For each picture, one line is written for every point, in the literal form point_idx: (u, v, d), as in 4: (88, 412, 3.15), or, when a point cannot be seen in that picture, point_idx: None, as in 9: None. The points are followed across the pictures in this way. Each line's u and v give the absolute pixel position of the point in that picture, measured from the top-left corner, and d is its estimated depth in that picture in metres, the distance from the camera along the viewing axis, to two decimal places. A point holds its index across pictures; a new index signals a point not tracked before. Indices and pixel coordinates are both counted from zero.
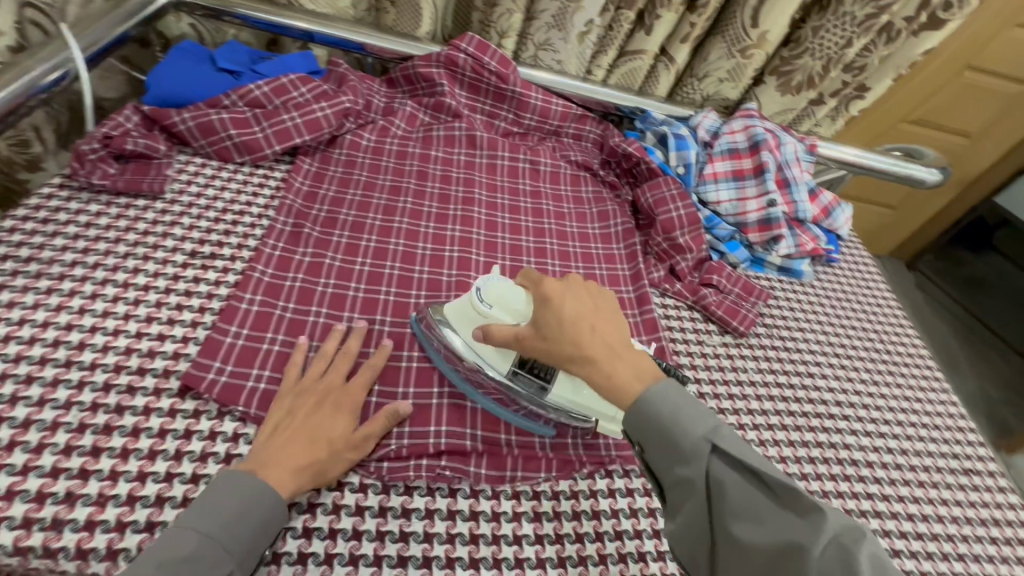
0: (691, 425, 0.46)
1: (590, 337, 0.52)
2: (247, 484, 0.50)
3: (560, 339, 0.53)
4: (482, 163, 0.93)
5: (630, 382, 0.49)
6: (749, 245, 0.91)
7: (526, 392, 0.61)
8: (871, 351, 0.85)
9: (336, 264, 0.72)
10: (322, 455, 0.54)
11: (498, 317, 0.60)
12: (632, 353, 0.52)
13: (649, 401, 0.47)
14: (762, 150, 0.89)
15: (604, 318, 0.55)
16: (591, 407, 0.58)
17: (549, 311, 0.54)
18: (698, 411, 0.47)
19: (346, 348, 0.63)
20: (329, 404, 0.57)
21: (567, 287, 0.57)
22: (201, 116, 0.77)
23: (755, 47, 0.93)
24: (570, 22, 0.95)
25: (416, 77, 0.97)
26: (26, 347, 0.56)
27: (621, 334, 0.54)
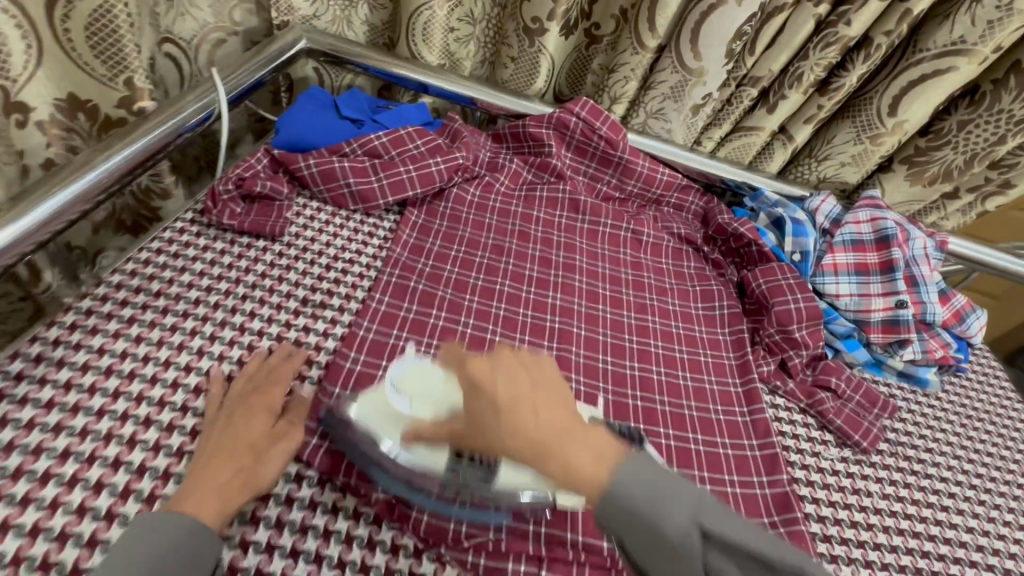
0: (676, 518, 0.39)
1: (532, 422, 0.43)
2: (166, 522, 0.45)
3: (499, 434, 0.43)
4: (583, 228, 0.92)
5: (600, 478, 0.40)
6: (869, 344, 0.83)
7: (472, 482, 0.55)
8: (1017, 488, 0.75)
9: (440, 325, 0.72)
10: (247, 461, 0.52)
11: (417, 410, 0.54)
12: (586, 430, 0.43)
13: (620, 491, 0.40)
14: (893, 245, 0.82)
15: (542, 394, 0.45)
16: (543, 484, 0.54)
17: (482, 401, 0.44)
18: (674, 494, 0.40)
19: (264, 360, 0.62)
20: (241, 410, 0.56)
21: (495, 361, 0.46)
22: (324, 163, 0.79)
23: (888, 135, 0.88)
24: (688, 95, 0.91)
25: (524, 136, 0.96)
26: (148, 387, 0.57)
27: (565, 406, 0.45)
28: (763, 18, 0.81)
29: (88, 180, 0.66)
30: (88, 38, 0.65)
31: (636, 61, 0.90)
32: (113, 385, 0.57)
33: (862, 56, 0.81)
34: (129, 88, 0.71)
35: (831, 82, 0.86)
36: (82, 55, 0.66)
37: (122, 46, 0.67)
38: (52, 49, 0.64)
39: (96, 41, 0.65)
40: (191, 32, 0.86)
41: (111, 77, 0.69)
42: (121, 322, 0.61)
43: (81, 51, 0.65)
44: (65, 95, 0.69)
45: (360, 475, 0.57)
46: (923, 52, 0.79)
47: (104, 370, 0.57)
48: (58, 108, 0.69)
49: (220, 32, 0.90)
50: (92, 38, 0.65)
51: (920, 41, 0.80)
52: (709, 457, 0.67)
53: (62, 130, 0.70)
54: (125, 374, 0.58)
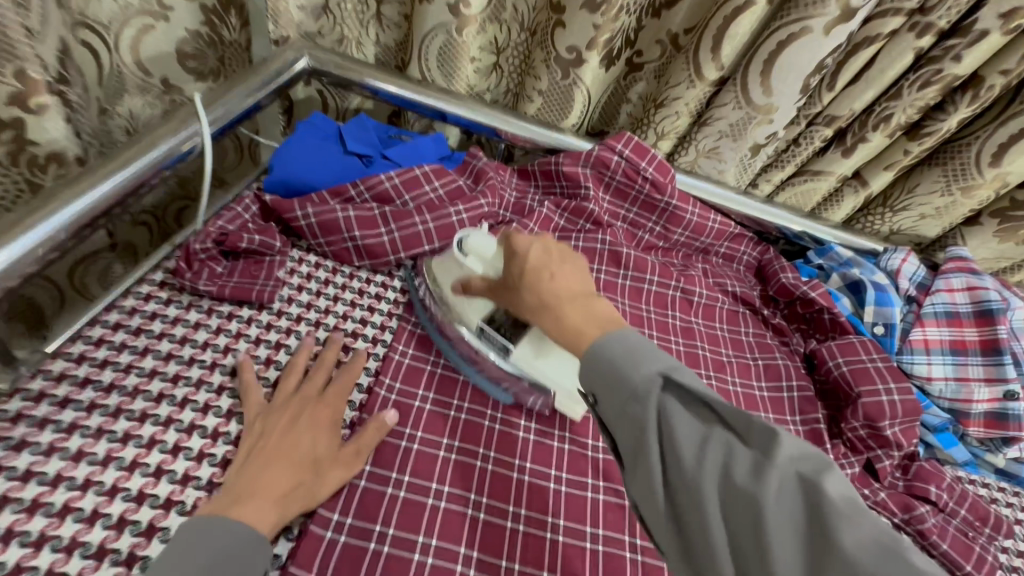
0: (642, 372, 0.39)
1: (548, 285, 0.49)
2: (221, 529, 0.43)
3: (521, 293, 0.50)
4: (625, 286, 0.79)
5: (586, 330, 0.44)
6: (964, 436, 0.70)
7: (492, 353, 0.60)
8: None
9: (463, 419, 0.59)
10: (308, 478, 0.49)
11: (473, 266, 0.60)
12: (591, 299, 0.47)
13: (601, 342, 0.42)
14: (998, 322, 0.70)
15: (570, 269, 0.51)
16: (549, 378, 0.58)
17: (514, 262, 0.52)
18: (652, 349, 0.41)
19: (322, 359, 0.58)
20: (307, 417, 0.53)
21: (538, 240, 0.53)
22: (325, 213, 0.67)
23: (984, 187, 0.75)
24: (748, 134, 0.79)
25: (557, 175, 0.84)
26: (84, 529, 0.44)
27: (585, 284, 0.50)
28: (849, 50, 0.69)
29: (33, 236, 0.54)
30: None
31: (691, 95, 0.78)
32: (38, 527, 0.43)
33: (968, 97, 0.68)
34: (22, 80, 0.57)
35: (923, 125, 0.73)
36: None
37: (9, 27, 0.54)
38: None
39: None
40: (112, 15, 0.69)
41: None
42: (57, 431, 0.48)
43: None
44: None
45: None
46: None
47: (28, 504, 0.44)
48: None
49: (149, 16, 0.72)
50: None
51: None
52: None
53: None
54: (56, 509, 0.44)
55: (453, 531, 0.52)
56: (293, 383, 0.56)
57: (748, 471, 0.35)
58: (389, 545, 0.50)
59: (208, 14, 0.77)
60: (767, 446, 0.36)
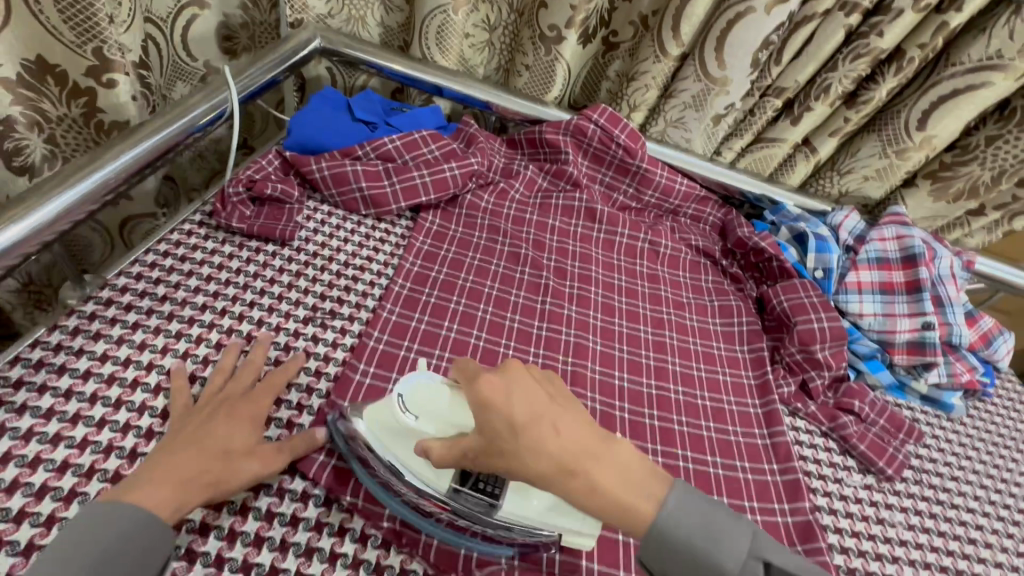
0: (734, 555, 0.45)
1: (557, 442, 0.44)
2: (118, 513, 0.45)
3: (520, 459, 0.43)
4: (600, 238, 0.89)
5: (626, 496, 0.44)
6: (891, 365, 0.80)
7: (474, 513, 0.53)
8: None
9: (453, 337, 0.70)
10: (217, 466, 0.50)
11: (428, 429, 0.52)
12: (601, 442, 0.46)
13: (669, 526, 0.45)
14: (920, 265, 0.80)
15: (564, 408, 0.46)
16: (548, 522, 0.51)
17: (494, 419, 0.45)
18: (726, 530, 0.45)
19: (251, 360, 0.61)
20: (224, 414, 0.54)
21: (512, 380, 0.46)
22: (336, 166, 0.78)
23: (915, 150, 0.85)
24: (709, 104, 0.89)
25: (541, 142, 0.94)
26: (150, 397, 0.57)
27: (588, 423, 0.46)
28: (791, 28, 0.79)
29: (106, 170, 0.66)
30: (58, 5, 0.64)
31: (657, 69, 0.88)
32: (115, 393, 0.56)
33: (894, 68, 0.79)
34: (99, 57, 0.69)
35: (860, 94, 0.83)
36: (52, 21, 0.65)
37: (94, 11, 0.65)
38: (25, 16, 0.65)
39: (66, 9, 0.65)
40: (167, 9, 0.83)
41: (80, 45, 0.67)
42: (125, 327, 0.61)
43: (49, 15, 0.65)
44: (34, 56, 0.68)
45: (368, 498, 0.55)
46: (955, 66, 0.77)
47: (106, 377, 0.57)
48: (27, 70, 0.69)
49: (195, 7, 0.85)
50: (62, 5, 0.64)
51: (953, 54, 0.77)
52: (728, 481, 0.65)
53: (30, 91, 0.70)
54: (128, 383, 0.57)
55: None
56: (220, 378, 0.59)
57: None
58: None
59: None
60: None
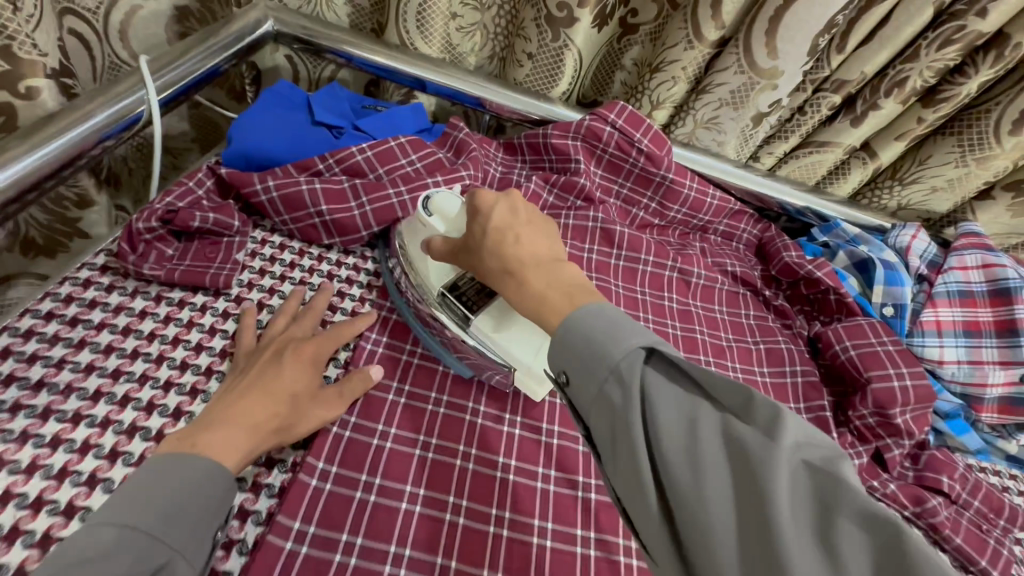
0: (615, 341, 0.37)
1: (515, 248, 0.46)
2: (186, 463, 0.41)
3: (483, 252, 0.47)
4: (619, 266, 0.74)
5: (557, 298, 0.42)
6: (976, 423, 0.66)
7: (452, 321, 0.55)
8: None
9: (441, 414, 0.55)
10: (284, 410, 0.48)
11: (435, 226, 0.56)
12: (560, 264, 0.45)
13: (579, 318, 0.40)
14: (1016, 302, 0.65)
15: (537, 230, 0.48)
16: (508, 348, 0.53)
17: (477, 222, 0.49)
18: (636, 325, 0.39)
19: (312, 306, 0.57)
20: (290, 356, 0.51)
21: (505, 199, 0.50)
22: (287, 186, 0.60)
23: (1001, 158, 0.70)
24: (752, 102, 0.73)
25: (546, 148, 0.78)
26: (2, 547, 0.40)
27: (554, 247, 0.47)
28: (862, 7, 0.63)
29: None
30: None
31: (689, 58, 0.72)
32: None
33: (992, 57, 0.63)
34: (10, 60, 0.56)
35: (940, 91, 0.68)
36: None
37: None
38: None
39: None
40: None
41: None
42: None
43: None
44: None
45: None
46: None
47: None
48: None
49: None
50: None
51: None
52: None
53: None
54: None
55: (428, 541, 0.47)
56: (278, 325, 0.55)
57: (745, 453, 0.32)
58: (356, 557, 0.46)
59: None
60: (765, 421, 0.32)
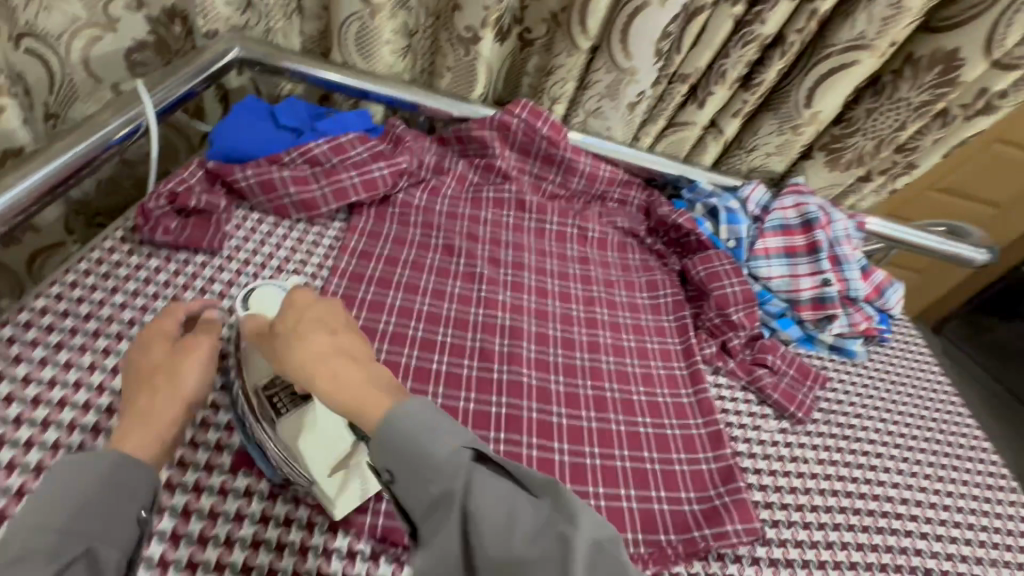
0: (440, 446, 0.43)
1: (329, 341, 0.50)
2: (90, 459, 0.45)
3: (291, 348, 0.50)
4: (531, 227, 0.94)
5: (370, 394, 0.46)
6: (801, 321, 0.89)
7: (258, 412, 0.59)
8: (931, 441, 0.83)
9: (390, 329, 0.73)
10: (161, 383, 0.54)
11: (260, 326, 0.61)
12: (369, 362, 0.50)
13: (390, 422, 0.44)
14: (816, 228, 0.89)
15: (346, 329, 0.52)
16: (305, 455, 0.58)
17: (292, 318, 0.53)
18: (448, 428, 0.44)
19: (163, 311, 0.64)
20: (139, 348, 0.59)
21: (323, 302, 0.55)
22: (263, 173, 0.78)
23: (806, 125, 0.94)
24: (622, 93, 0.95)
25: (468, 139, 0.98)
26: (81, 413, 0.58)
27: (356, 341, 0.52)
28: (687, 18, 0.85)
29: None
30: None
31: (572, 63, 0.94)
32: (42, 415, 0.56)
33: (778, 53, 0.87)
34: None
35: (752, 77, 0.92)
36: None
37: None
38: None
39: None
40: (61, 27, 0.78)
41: None
42: (47, 348, 0.61)
43: None
44: None
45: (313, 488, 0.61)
46: (830, 47, 0.85)
47: (32, 399, 0.57)
48: None
49: (97, 29, 0.82)
50: None
51: (828, 36, 0.86)
52: (657, 438, 0.71)
53: None
54: (55, 403, 0.58)
55: None
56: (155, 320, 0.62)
57: (549, 547, 0.40)
58: None
59: (154, 24, 0.90)
60: (565, 511, 0.41)
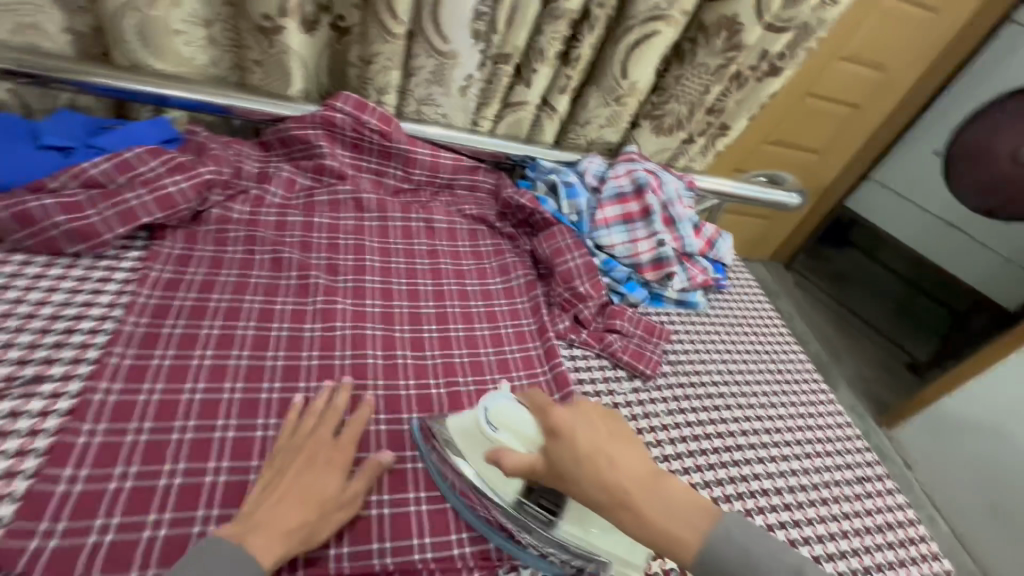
0: (773, 570, 0.50)
1: (615, 473, 0.51)
2: (226, 546, 0.49)
3: (581, 485, 0.51)
4: (373, 227, 0.89)
5: (679, 531, 0.50)
6: (647, 283, 0.94)
7: (534, 526, 0.59)
8: (765, 373, 0.92)
9: (207, 363, 0.65)
10: (314, 518, 0.54)
11: (505, 441, 0.57)
12: (658, 481, 0.53)
13: (712, 546, 0.50)
14: (647, 192, 0.94)
15: (621, 445, 0.54)
16: (607, 549, 0.58)
17: (562, 446, 0.53)
18: (767, 546, 0.51)
19: (333, 405, 0.63)
20: (316, 460, 0.58)
21: (575, 412, 0.55)
22: (16, 205, 0.66)
23: (628, 96, 0.98)
24: (449, 78, 0.93)
25: (290, 140, 0.90)
26: None
27: (642, 460, 0.54)
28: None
29: None
30: None
31: (390, 50, 0.89)
32: None
33: (587, 27, 0.90)
34: None
35: (570, 52, 0.94)
36: None
37: None
38: None
39: None
40: None
41: None
42: None
43: None
44: None
45: (106, 568, 0.49)
46: (631, 20, 0.89)
47: None
48: None
49: None
50: None
51: (627, 8, 0.89)
52: None
53: None
54: None
55: (201, 453, 0.58)
56: (291, 421, 0.62)
57: None
58: (132, 482, 0.54)
59: None
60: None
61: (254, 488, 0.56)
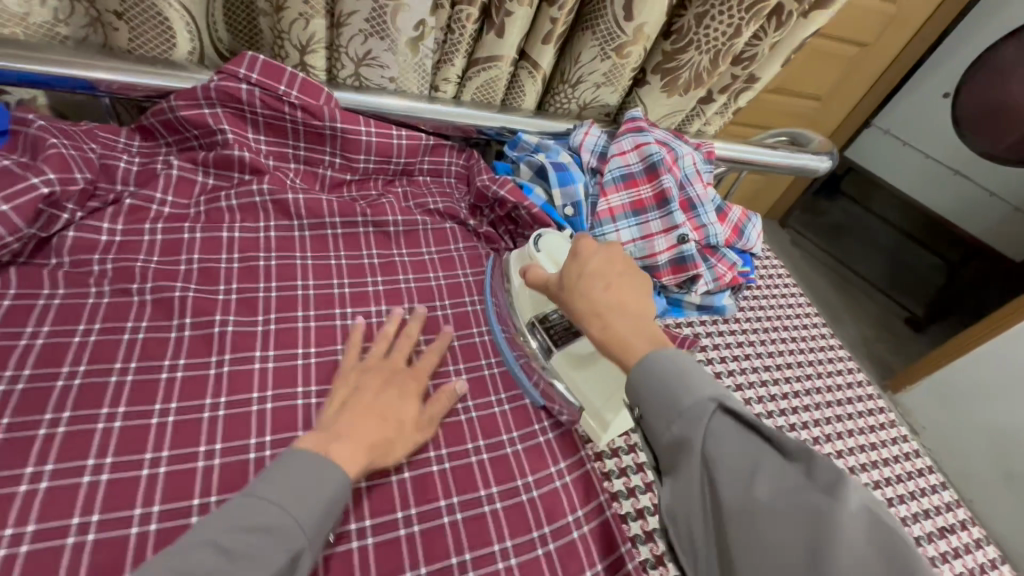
0: (691, 394, 0.41)
1: (602, 294, 0.49)
2: (299, 463, 0.44)
3: (572, 295, 0.50)
4: (304, 239, 0.66)
5: (634, 345, 0.46)
6: (663, 287, 0.75)
7: (534, 348, 0.61)
8: (799, 405, 0.75)
9: (42, 488, 0.43)
10: (390, 432, 0.51)
11: (542, 261, 0.60)
12: (645, 319, 0.48)
13: (646, 363, 0.43)
14: (661, 173, 0.73)
15: (630, 283, 0.51)
16: (583, 393, 0.59)
17: (574, 262, 0.52)
18: (701, 373, 0.42)
19: (409, 332, 0.60)
20: (394, 388, 0.54)
21: (605, 249, 0.54)
22: None
23: (632, 44, 0.74)
24: (392, 27, 0.68)
25: (180, 124, 0.65)
26: None
27: (640, 301, 0.50)
28: None
29: None
30: None
31: None
32: None
33: None
34: None
35: None
36: None
37: None
38: None
39: None
40: None
41: None
42: None
43: None
44: None
45: None
46: None
47: None
48: None
49: None
50: None
51: None
52: (512, 513, 0.53)
53: None
54: None
55: None
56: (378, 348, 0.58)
57: (801, 497, 0.35)
58: None
59: None
60: (824, 479, 0.35)
61: (329, 406, 0.51)
